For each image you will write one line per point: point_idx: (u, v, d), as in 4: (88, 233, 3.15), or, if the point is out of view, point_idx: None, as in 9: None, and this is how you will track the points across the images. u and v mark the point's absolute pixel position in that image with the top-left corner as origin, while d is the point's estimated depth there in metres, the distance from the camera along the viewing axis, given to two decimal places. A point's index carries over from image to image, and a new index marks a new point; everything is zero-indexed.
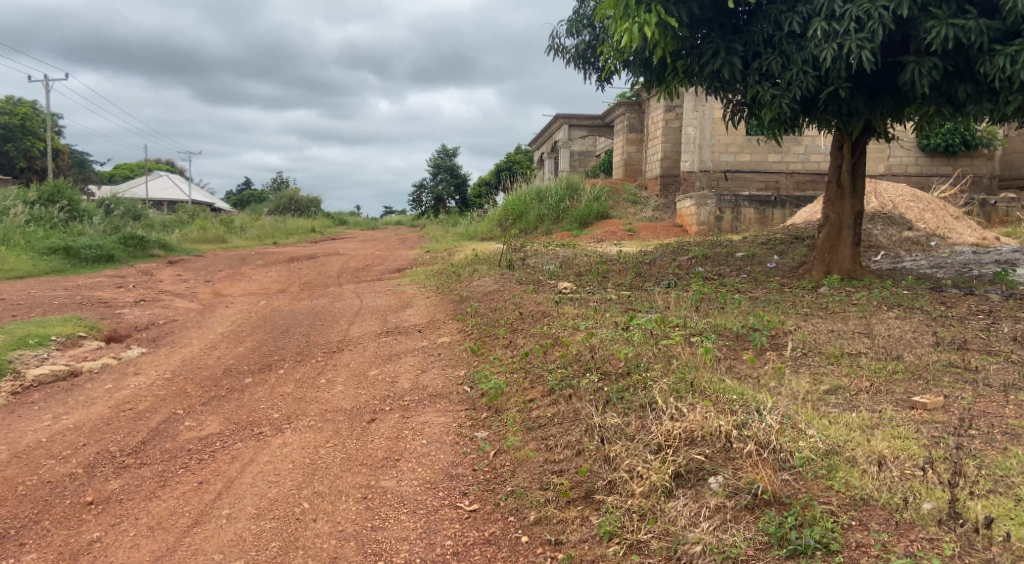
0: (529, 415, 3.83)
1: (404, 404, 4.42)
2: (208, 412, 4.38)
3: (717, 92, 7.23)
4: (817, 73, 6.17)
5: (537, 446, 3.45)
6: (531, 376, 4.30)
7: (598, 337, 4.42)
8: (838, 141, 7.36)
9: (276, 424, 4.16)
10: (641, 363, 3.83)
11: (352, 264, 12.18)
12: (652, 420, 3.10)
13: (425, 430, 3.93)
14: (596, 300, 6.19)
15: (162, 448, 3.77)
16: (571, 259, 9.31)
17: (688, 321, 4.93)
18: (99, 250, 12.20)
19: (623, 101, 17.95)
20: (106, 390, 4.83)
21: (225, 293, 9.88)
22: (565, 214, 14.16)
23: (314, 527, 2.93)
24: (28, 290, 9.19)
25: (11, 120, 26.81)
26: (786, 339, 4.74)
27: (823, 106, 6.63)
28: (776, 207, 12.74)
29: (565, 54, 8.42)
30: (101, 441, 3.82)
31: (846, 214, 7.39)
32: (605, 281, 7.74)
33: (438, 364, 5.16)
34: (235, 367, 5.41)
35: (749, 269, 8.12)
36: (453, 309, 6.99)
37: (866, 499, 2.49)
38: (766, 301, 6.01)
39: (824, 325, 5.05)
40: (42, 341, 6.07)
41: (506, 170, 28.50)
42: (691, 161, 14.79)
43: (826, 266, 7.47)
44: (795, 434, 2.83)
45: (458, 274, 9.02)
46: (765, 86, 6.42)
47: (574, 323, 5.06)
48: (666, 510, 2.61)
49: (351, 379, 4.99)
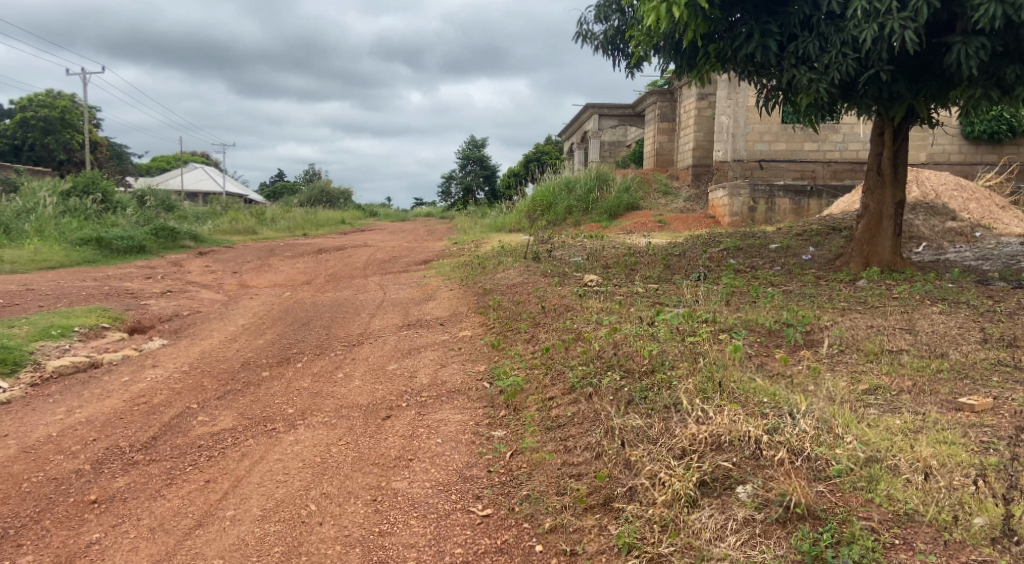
0: (548, 414, 3.67)
1: (421, 400, 4.28)
2: (222, 407, 4.29)
3: (751, 77, 6.96)
4: (857, 55, 5.87)
5: (555, 448, 3.29)
6: (552, 373, 4.15)
7: (622, 332, 4.24)
8: (878, 127, 7.04)
9: (289, 420, 4.05)
10: (666, 360, 3.64)
11: (379, 256, 12.11)
12: (676, 422, 2.92)
13: (441, 428, 3.79)
14: (622, 294, 5.99)
15: (172, 444, 3.69)
16: (599, 251, 9.10)
17: (718, 316, 4.71)
18: (130, 241, 12.30)
19: (654, 89, 17.60)
20: (122, 383, 4.77)
21: (250, 284, 9.87)
22: (594, 204, 13.91)
23: (319, 531, 2.82)
24: (58, 280, 9.27)
25: (51, 112, 27.34)
26: (821, 335, 4.50)
27: (864, 90, 6.31)
28: (812, 197, 12.36)
29: (593, 41, 8.20)
30: (111, 436, 3.75)
31: (887, 203, 7.07)
32: (633, 273, 7.52)
33: (458, 359, 5.02)
34: (255, 359, 5.34)
35: (783, 262, 7.83)
36: (476, 302, 6.86)
37: (911, 513, 2.28)
38: (801, 294, 5.76)
39: (863, 321, 4.79)
40: (64, 332, 6.06)
41: (536, 161, 28.24)
42: (724, 151, 14.42)
43: (864, 257, 7.14)
44: (831, 440, 2.62)
45: (482, 266, 8.87)
46: (801, 70, 6.14)
47: (598, 318, 4.88)
48: (690, 522, 2.43)
49: (369, 374, 4.88)
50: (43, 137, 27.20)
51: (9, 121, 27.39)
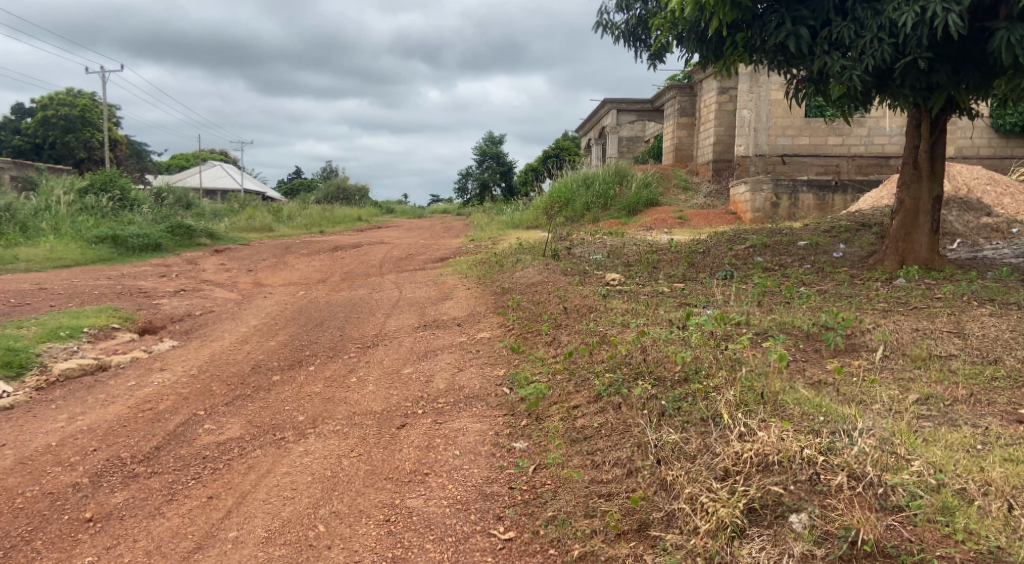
0: (573, 425, 3.43)
1: (438, 407, 4.06)
2: (230, 413, 4.09)
3: (780, 67, 6.64)
4: (895, 41, 5.56)
5: (581, 464, 3.05)
6: (576, 379, 3.91)
7: (651, 336, 3.97)
8: (915, 119, 6.73)
9: (300, 429, 3.84)
10: (700, 368, 3.37)
11: (396, 253, 11.89)
12: (716, 437, 2.67)
13: (459, 439, 3.56)
14: (647, 294, 5.72)
15: (175, 454, 3.49)
16: (620, 248, 8.82)
17: (752, 319, 4.44)
18: (147, 239, 12.19)
19: (674, 84, 17.23)
20: (128, 388, 4.58)
21: (265, 282, 9.71)
22: (614, 200, 13.62)
23: (327, 556, 2.61)
24: (72, 279, 9.15)
25: (71, 110, 27.43)
26: (864, 339, 4.21)
27: (901, 80, 5.98)
28: (837, 192, 11.96)
29: (614, 31, 7.92)
30: (112, 446, 3.57)
31: (923, 199, 6.75)
32: (657, 272, 7.25)
33: (476, 362, 4.78)
34: (265, 362, 5.14)
35: (812, 259, 7.52)
36: (494, 301, 6.62)
37: (996, 552, 2.04)
38: (837, 295, 5.45)
39: (907, 324, 4.49)
40: (73, 333, 5.91)
41: (554, 156, 27.93)
42: (746, 145, 14.07)
43: (900, 255, 6.81)
44: (896, 463, 2.35)
45: (500, 264, 8.63)
46: (835, 57, 5.82)
47: (624, 320, 4.61)
48: (738, 556, 2.19)
49: (384, 378, 4.66)
50: (64, 136, 27.36)
51: (31, 120, 27.59)
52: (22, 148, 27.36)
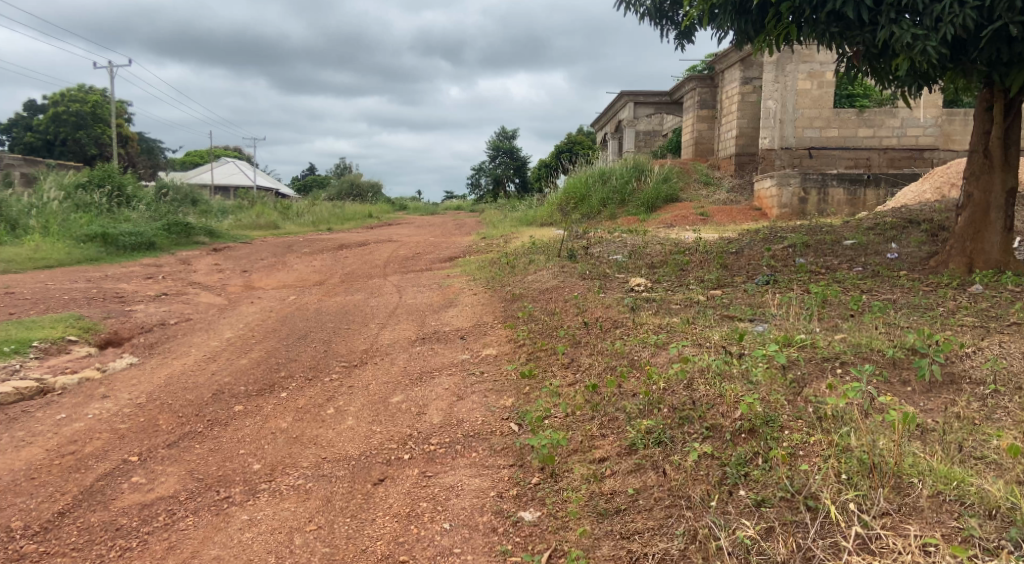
0: (598, 490, 2.58)
1: (429, 450, 3.22)
2: (169, 460, 3.28)
3: (830, 43, 5.72)
4: (979, 4, 4.65)
5: (613, 555, 2.23)
6: (602, 419, 3.07)
7: (697, 364, 3.08)
8: (986, 100, 5.81)
9: (251, 484, 3.01)
10: (772, 418, 2.53)
11: (402, 252, 11.04)
12: (815, 540, 1.97)
13: (451, 501, 2.74)
14: (682, 304, 4.84)
15: (83, 524, 2.74)
16: (643, 248, 7.92)
17: (819, 341, 3.54)
18: (139, 237, 11.44)
19: (693, 74, 16.18)
20: (55, 422, 3.78)
21: (257, 285, 8.91)
22: (631, 196, 12.72)
23: None
24: (47, 282, 8.38)
25: (83, 107, 26.78)
26: (967, 367, 3.29)
27: (980, 52, 5.05)
28: (869, 186, 10.96)
29: (639, 7, 7.05)
30: (4, 512, 2.83)
31: (996, 192, 5.78)
32: (686, 274, 6.38)
33: (479, 390, 3.91)
34: (230, 387, 4.31)
35: (863, 262, 6.60)
36: (503, 310, 5.77)
37: None
38: (910, 306, 4.55)
39: (1014, 346, 3.58)
40: (18, 349, 5.15)
41: (569, 152, 26.99)
42: (771, 138, 13.00)
43: (968, 257, 5.81)
44: None
45: (512, 266, 7.78)
46: (903, 26, 4.92)
47: (658, 340, 3.74)
48: None
49: (367, 409, 3.82)
50: (75, 132, 26.71)
51: (41, 116, 26.99)
52: (33, 145, 26.78)
